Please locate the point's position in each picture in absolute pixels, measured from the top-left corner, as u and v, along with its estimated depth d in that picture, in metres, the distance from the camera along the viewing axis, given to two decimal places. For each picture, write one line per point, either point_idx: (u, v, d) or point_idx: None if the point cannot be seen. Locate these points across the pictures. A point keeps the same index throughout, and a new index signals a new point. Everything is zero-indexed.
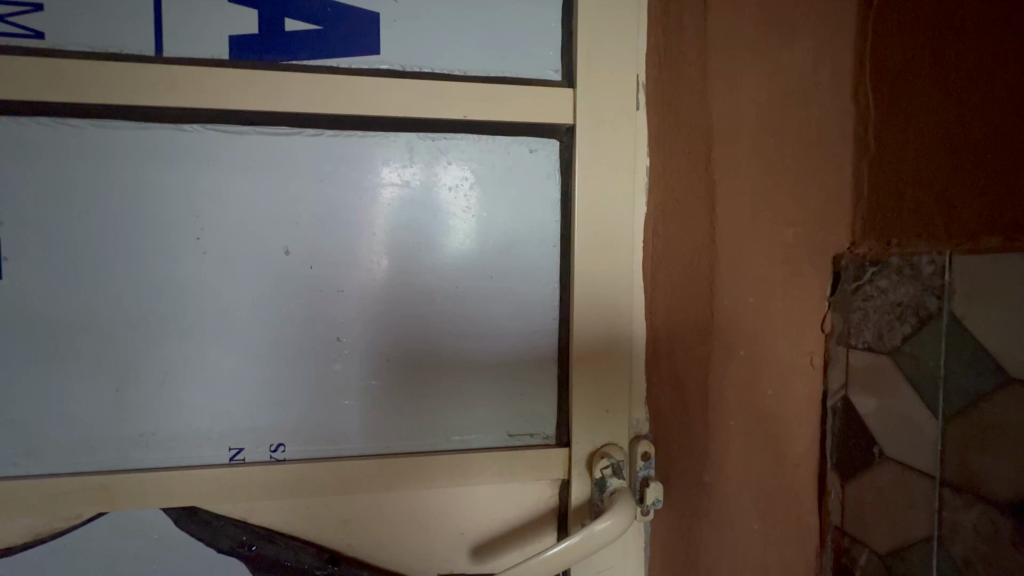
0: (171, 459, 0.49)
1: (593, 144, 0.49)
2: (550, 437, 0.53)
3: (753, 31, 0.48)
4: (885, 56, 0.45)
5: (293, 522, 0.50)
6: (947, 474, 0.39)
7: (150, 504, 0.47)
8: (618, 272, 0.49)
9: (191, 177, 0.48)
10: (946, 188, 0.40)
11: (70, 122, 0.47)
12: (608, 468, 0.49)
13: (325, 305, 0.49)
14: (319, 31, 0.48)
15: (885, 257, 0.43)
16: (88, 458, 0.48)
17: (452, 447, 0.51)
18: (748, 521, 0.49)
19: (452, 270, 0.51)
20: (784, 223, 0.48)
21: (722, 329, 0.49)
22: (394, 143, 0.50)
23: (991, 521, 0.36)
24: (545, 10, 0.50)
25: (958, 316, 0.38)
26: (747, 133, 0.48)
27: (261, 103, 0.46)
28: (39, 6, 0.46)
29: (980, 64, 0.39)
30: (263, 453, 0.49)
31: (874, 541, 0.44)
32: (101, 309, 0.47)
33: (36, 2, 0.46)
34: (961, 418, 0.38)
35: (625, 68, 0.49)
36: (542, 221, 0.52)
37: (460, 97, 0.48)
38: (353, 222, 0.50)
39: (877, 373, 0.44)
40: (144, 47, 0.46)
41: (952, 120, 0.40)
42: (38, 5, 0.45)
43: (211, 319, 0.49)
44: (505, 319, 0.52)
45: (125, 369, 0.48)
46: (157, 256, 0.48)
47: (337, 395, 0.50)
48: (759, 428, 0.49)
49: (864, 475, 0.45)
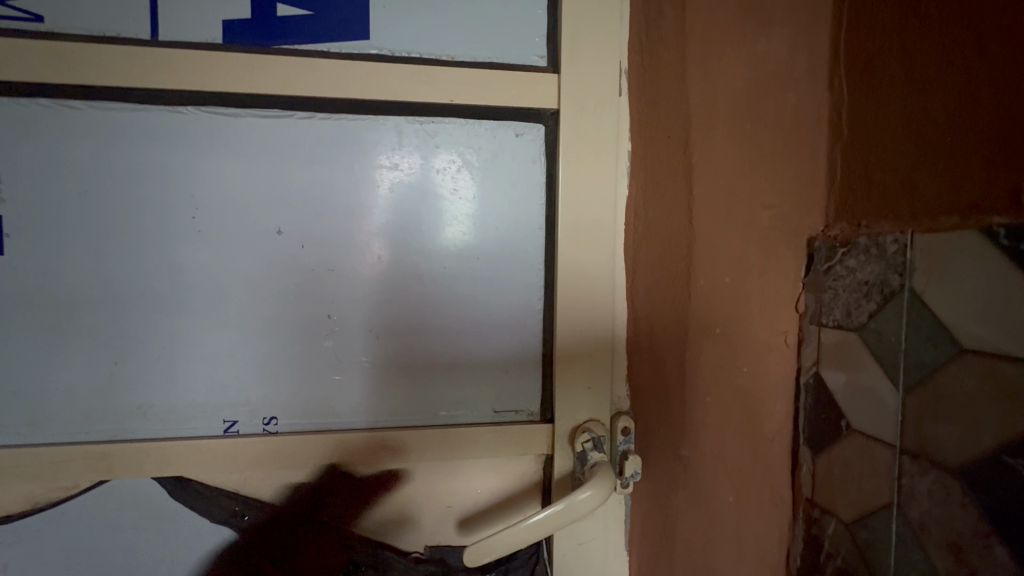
0: (166, 430, 0.50)
1: (577, 130, 0.50)
2: (534, 413, 0.54)
3: (731, 21, 0.49)
4: (857, 46, 0.46)
5: (285, 493, 0.52)
6: (905, 442, 0.41)
7: (148, 473, 0.49)
8: (600, 252, 0.51)
9: (187, 158, 0.49)
10: (910, 170, 0.41)
11: (68, 103, 0.48)
12: (589, 442, 0.51)
13: (317, 283, 0.51)
14: (310, 16, 0.49)
15: (854, 238, 0.45)
16: (86, 429, 0.49)
17: (441, 422, 0.53)
18: (722, 493, 0.51)
19: (442, 251, 0.52)
20: (760, 206, 0.50)
21: (700, 309, 0.50)
22: (384, 127, 0.51)
23: (944, 485, 0.38)
24: None
25: (918, 291, 0.40)
26: (723, 119, 0.50)
27: (256, 87, 0.48)
28: None
29: (942, 51, 0.40)
30: (256, 425, 0.51)
31: (841, 510, 0.46)
32: (99, 286, 0.49)
33: None
34: (919, 389, 0.39)
35: (608, 56, 0.50)
36: (529, 204, 0.53)
37: (448, 83, 0.50)
38: (345, 203, 0.51)
39: (845, 349, 0.46)
40: (140, 32, 0.48)
41: (916, 104, 0.41)
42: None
43: (205, 295, 0.50)
44: (493, 298, 0.53)
45: (123, 343, 0.50)
46: (153, 236, 0.49)
47: (328, 370, 0.52)
48: (735, 405, 0.50)
49: (832, 448, 0.47)
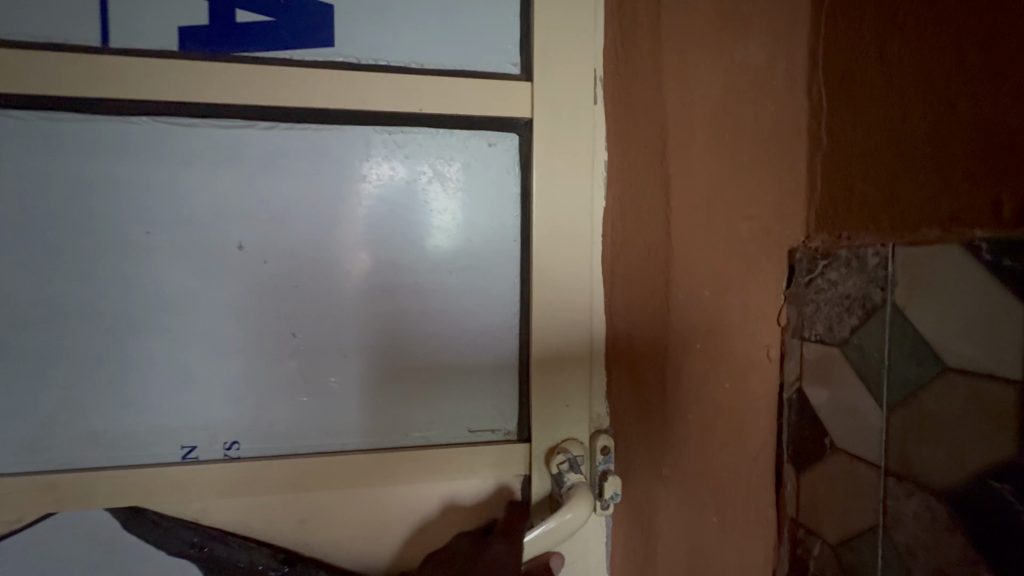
0: (120, 458, 0.48)
1: (551, 140, 0.49)
2: (511, 432, 0.52)
3: (708, 27, 0.48)
4: (834, 53, 0.45)
5: (248, 522, 0.49)
6: (889, 463, 0.39)
7: (100, 504, 0.47)
8: (576, 264, 0.49)
9: (141, 170, 0.47)
10: (890, 180, 0.40)
11: (13, 113, 0.45)
12: (564, 463, 0.49)
13: (281, 301, 0.49)
14: (271, 23, 0.47)
15: (835, 250, 0.44)
16: (33, 459, 0.46)
17: (413, 444, 0.51)
18: (706, 513, 0.49)
19: (411, 264, 0.50)
20: (739, 217, 0.48)
21: (679, 323, 0.49)
22: (352, 137, 0.49)
23: (930, 509, 0.36)
24: (503, 2, 0.50)
25: (900, 306, 0.38)
26: (701, 128, 0.48)
27: (214, 96, 0.46)
28: None
29: (921, 58, 0.38)
30: (217, 451, 0.49)
31: (826, 531, 0.45)
32: (49, 306, 0.46)
33: None
34: (902, 408, 0.38)
35: (582, 64, 0.49)
36: (503, 216, 0.51)
37: (418, 91, 0.48)
38: (311, 216, 0.49)
39: (828, 365, 0.44)
40: (91, 39, 0.46)
41: (895, 113, 0.40)
42: None
43: (162, 314, 0.48)
44: (466, 314, 0.51)
45: (73, 366, 0.47)
46: (106, 253, 0.47)
47: (294, 391, 0.49)
48: (717, 422, 0.49)
49: (816, 467, 0.45)
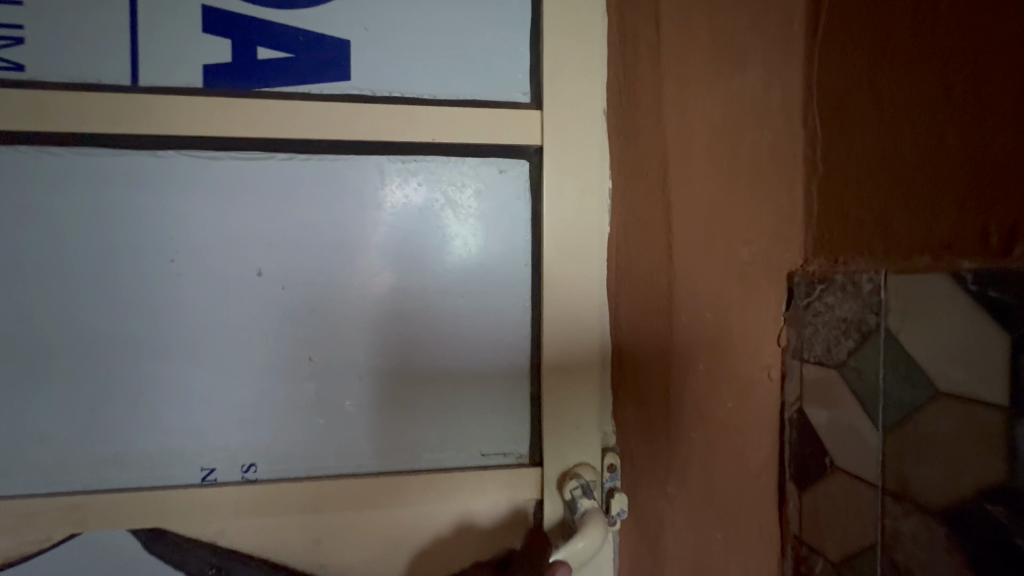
0: (142, 479, 0.49)
1: (559, 165, 0.51)
2: (523, 455, 0.53)
3: (708, 60, 0.50)
4: (828, 84, 0.48)
5: (264, 542, 0.50)
6: (888, 483, 0.41)
7: (122, 525, 0.48)
8: (583, 287, 0.51)
9: (167, 200, 0.49)
10: (883, 208, 0.42)
11: (48, 149, 0.48)
12: (579, 489, 0.50)
13: (300, 326, 0.51)
14: (291, 58, 0.50)
15: (831, 274, 0.45)
16: (59, 480, 0.48)
17: (424, 464, 0.52)
18: (711, 530, 0.51)
19: (424, 289, 0.52)
20: (740, 241, 0.50)
21: (683, 344, 0.50)
22: (366, 166, 0.52)
23: (928, 528, 0.38)
24: (513, 34, 0.52)
25: (893, 331, 0.40)
26: (701, 155, 0.50)
27: (236, 130, 0.48)
28: (20, 39, 0.47)
29: (909, 93, 0.40)
30: (235, 473, 0.50)
31: (827, 549, 0.46)
32: (76, 332, 0.48)
33: (17, 35, 0.47)
34: (898, 429, 0.40)
35: (586, 94, 0.51)
36: (514, 242, 0.53)
37: (429, 122, 0.51)
38: (328, 243, 0.51)
39: (827, 386, 0.46)
40: (121, 78, 0.48)
41: (887, 144, 0.42)
42: (20, 39, 0.47)
43: (184, 338, 0.50)
44: (478, 336, 0.53)
45: (99, 391, 0.49)
46: (133, 281, 0.49)
47: (312, 413, 0.51)
48: (721, 440, 0.50)
49: (818, 485, 0.46)
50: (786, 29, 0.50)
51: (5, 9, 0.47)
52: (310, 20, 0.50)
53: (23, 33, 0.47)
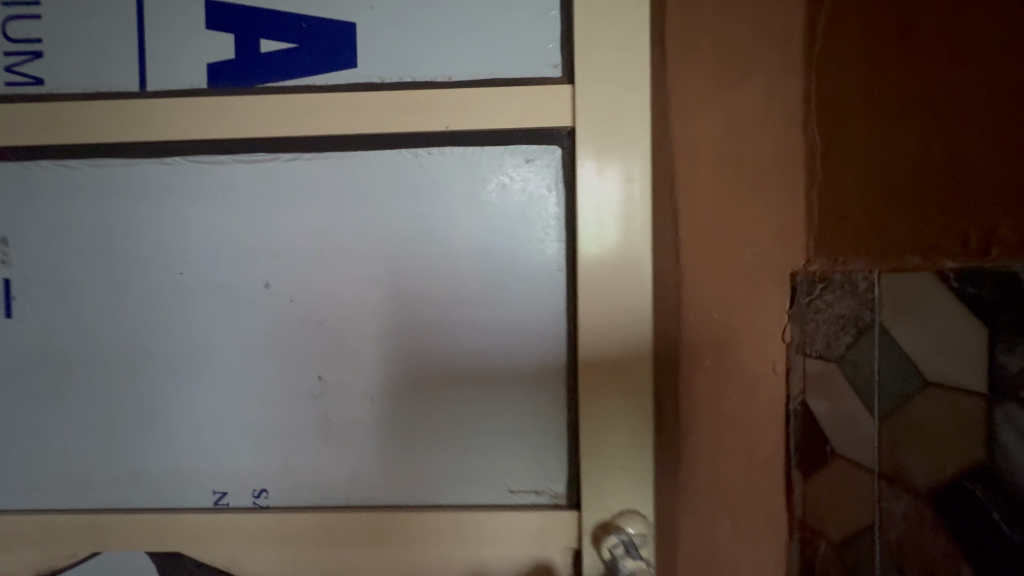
0: (161, 498, 0.49)
1: (602, 143, 0.52)
2: (559, 495, 0.55)
3: (710, 76, 0.51)
4: (825, 92, 0.49)
5: (281, 560, 0.50)
6: (883, 467, 0.44)
7: (137, 546, 0.48)
8: (609, 291, 0.52)
9: (176, 213, 0.49)
10: (877, 212, 0.44)
11: (66, 163, 0.48)
12: (620, 546, 0.51)
13: (320, 342, 0.51)
14: (294, 48, 0.50)
15: (830, 274, 0.48)
16: (83, 495, 0.49)
17: (445, 503, 0.53)
18: (721, 518, 0.53)
19: (438, 299, 0.53)
20: (745, 243, 0.52)
21: (692, 343, 0.53)
22: (389, 159, 0.52)
23: (917, 509, 0.41)
24: (532, 13, 0.53)
25: (886, 326, 0.43)
26: (707, 164, 0.52)
27: (244, 132, 0.49)
28: (38, 52, 0.49)
29: (898, 105, 0.43)
30: (246, 499, 0.50)
31: (829, 530, 0.49)
32: (93, 346, 0.49)
33: (35, 49, 0.49)
34: (892, 416, 0.43)
35: (609, 75, 0.51)
36: (543, 245, 0.54)
37: (441, 109, 0.51)
38: (344, 249, 0.52)
39: (828, 380, 0.48)
40: (130, 84, 0.49)
41: (879, 151, 0.44)
42: (37, 52, 0.49)
43: (197, 352, 0.49)
44: (495, 343, 0.54)
45: (116, 408, 0.49)
46: (148, 299, 0.49)
47: (332, 433, 0.51)
48: (728, 433, 0.53)
49: (821, 473, 0.49)
50: (788, 34, 0.50)
51: (24, 23, 0.49)
52: (314, 10, 0.50)
53: (41, 47, 0.49)
